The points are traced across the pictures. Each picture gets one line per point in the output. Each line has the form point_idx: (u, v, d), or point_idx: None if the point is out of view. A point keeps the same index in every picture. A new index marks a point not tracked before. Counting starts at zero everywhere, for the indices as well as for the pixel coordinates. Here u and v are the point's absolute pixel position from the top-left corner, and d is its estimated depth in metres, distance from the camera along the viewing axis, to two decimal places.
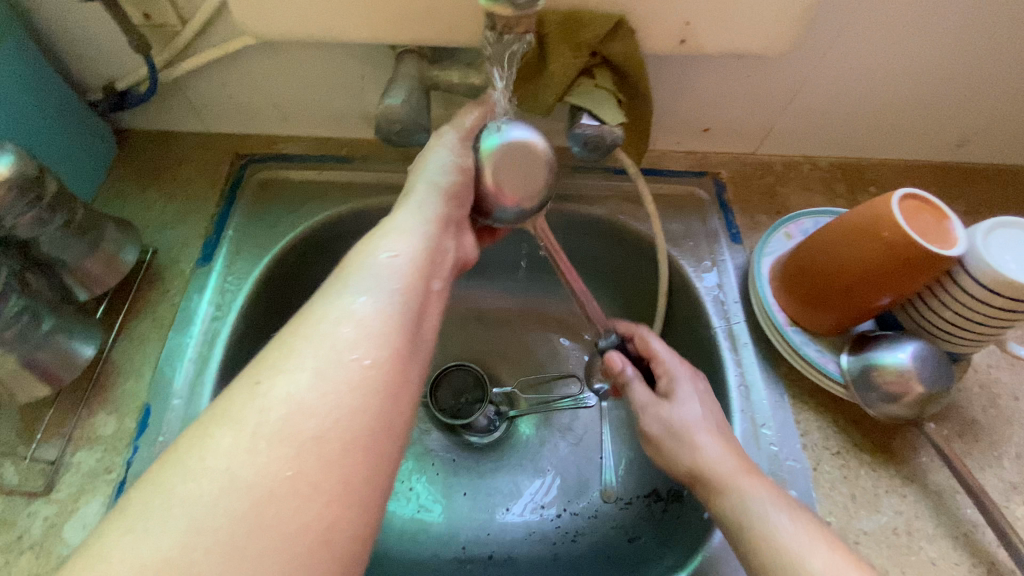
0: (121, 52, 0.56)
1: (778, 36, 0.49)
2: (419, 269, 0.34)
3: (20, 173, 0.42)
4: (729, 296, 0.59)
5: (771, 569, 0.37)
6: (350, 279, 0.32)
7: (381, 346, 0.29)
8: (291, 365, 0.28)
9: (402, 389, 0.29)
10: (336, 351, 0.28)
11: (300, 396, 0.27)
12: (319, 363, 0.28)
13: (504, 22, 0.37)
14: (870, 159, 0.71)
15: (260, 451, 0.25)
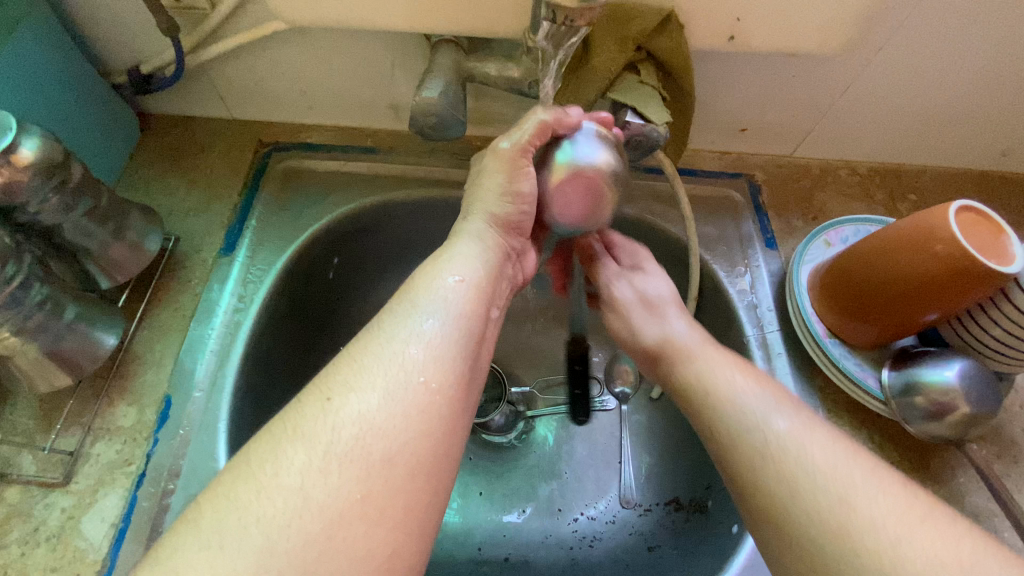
0: (148, 34, 0.55)
1: (832, 36, 0.46)
2: (479, 294, 0.38)
3: (45, 158, 0.41)
4: (763, 303, 0.57)
5: (732, 432, 0.37)
6: (412, 302, 0.36)
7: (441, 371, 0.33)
8: (362, 383, 0.31)
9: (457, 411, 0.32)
10: (403, 373, 0.31)
11: (375, 412, 0.30)
12: (388, 381, 0.31)
13: (566, 14, 0.35)
14: (911, 165, 0.68)
15: (335, 459, 0.27)
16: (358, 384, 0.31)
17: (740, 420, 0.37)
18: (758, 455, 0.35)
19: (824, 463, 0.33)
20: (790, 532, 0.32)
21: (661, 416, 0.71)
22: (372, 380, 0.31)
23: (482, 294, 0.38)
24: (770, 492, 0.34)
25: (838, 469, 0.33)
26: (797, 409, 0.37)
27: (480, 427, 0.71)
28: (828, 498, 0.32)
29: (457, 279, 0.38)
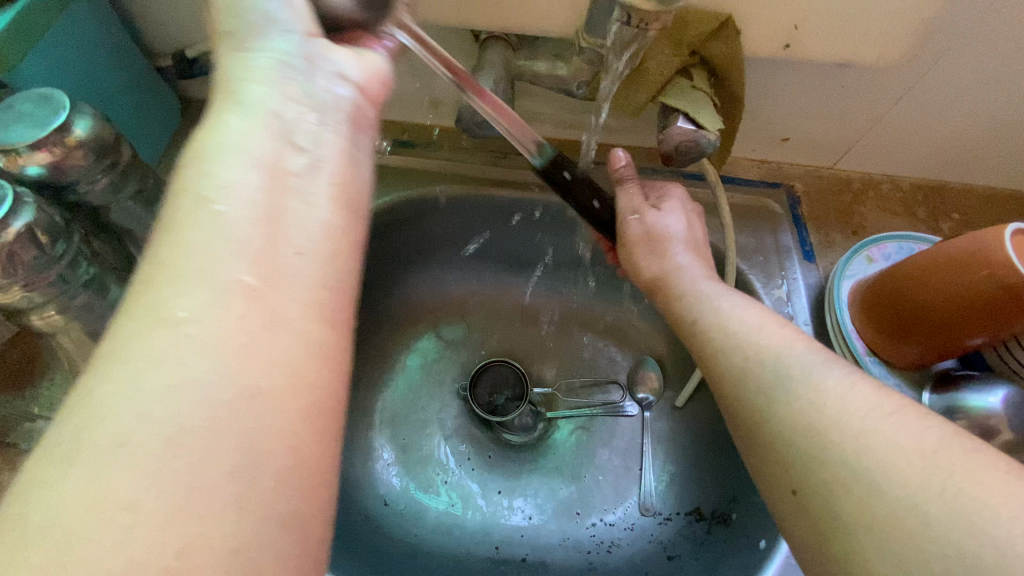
0: (196, 19, 0.55)
1: (891, 49, 0.45)
2: (276, 172, 0.27)
3: (96, 138, 0.41)
4: (800, 317, 0.56)
5: (736, 358, 0.36)
6: (203, 173, 0.26)
7: (264, 243, 0.25)
8: (107, 364, 0.21)
9: (301, 286, 0.25)
10: (199, 273, 0.23)
11: (187, 324, 0.22)
12: (178, 277, 0.23)
13: (642, 17, 0.34)
14: (956, 183, 0.67)
15: (152, 406, 0.20)
16: (161, 290, 0.23)
17: (726, 342, 0.37)
18: (766, 385, 0.34)
19: (803, 369, 0.33)
20: (768, 430, 0.32)
21: (684, 424, 0.70)
22: (172, 292, 0.23)
23: (284, 158, 0.28)
24: (769, 418, 0.33)
25: (857, 398, 0.30)
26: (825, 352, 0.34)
27: (501, 427, 0.71)
28: (803, 406, 0.31)
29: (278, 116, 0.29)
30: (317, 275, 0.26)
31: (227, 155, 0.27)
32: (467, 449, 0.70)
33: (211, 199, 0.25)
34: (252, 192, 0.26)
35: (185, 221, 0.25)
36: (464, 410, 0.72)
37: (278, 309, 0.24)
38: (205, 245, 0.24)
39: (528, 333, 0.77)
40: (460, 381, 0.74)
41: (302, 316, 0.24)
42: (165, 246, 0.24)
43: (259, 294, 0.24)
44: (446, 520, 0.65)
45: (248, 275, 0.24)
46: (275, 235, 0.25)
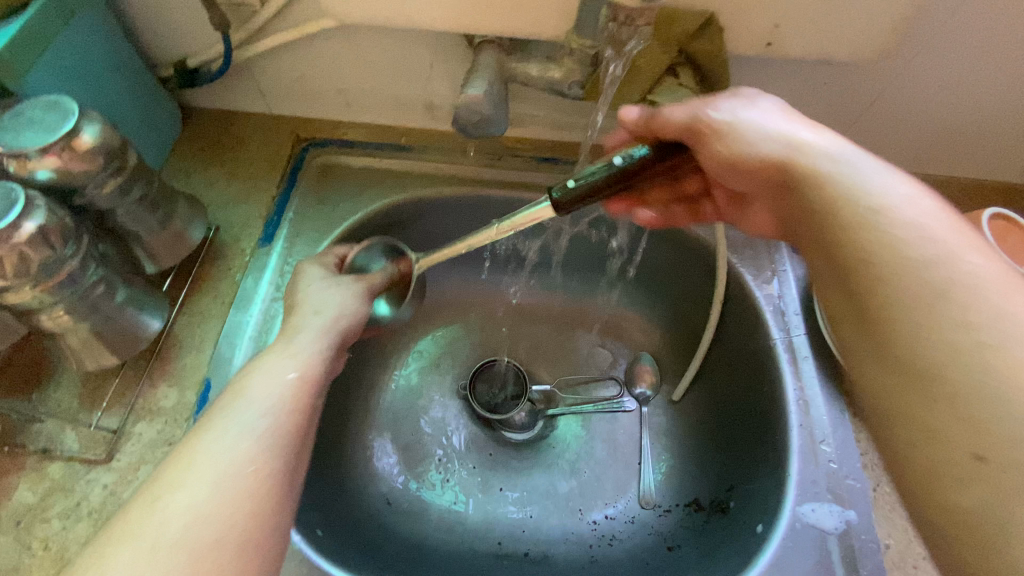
0: (196, 29, 0.57)
1: (869, 45, 0.47)
2: (278, 445, 0.37)
3: (104, 144, 0.42)
4: (789, 307, 0.58)
5: (905, 245, 0.33)
6: (172, 459, 0.36)
7: (204, 501, 0.33)
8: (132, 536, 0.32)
9: (242, 471, 0.35)
10: (136, 509, 0.33)
11: (128, 530, 0.32)
12: (126, 531, 0.32)
13: (626, 14, 0.38)
14: (938, 175, 0.69)
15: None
16: (106, 545, 0.32)
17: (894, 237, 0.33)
18: (949, 286, 0.31)
19: (966, 274, 0.31)
20: (955, 374, 0.29)
21: (681, 417, 0.71)
22: (100, 555, 0.31)
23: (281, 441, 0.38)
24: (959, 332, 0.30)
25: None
26: (977, 242, 0.33)
27: (501, 426, 0.72)
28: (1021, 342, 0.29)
29: (254, 399, 0.39)
30: (218, 509, 0.33)
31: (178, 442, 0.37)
32: (469, 447, 0.71)
33: (152, 495, 0.34)
34: (207, 453, 0.36)
35: (160, 481, 0.34)
36: (465, 408, 0.73)
37: (170, 540, 0.32)
38: (148, 488, 0.34)
39: (526, 331, 0.79)
40: (461, 382, 0.75)
41: (177, 556, 0.31)
42: (133, 499, 0.34)
43: (183, 546, 0.32)
44: (450, 518, 0.66)
45: (176, 526, 0.32)
46: (238, 457, 0.36)
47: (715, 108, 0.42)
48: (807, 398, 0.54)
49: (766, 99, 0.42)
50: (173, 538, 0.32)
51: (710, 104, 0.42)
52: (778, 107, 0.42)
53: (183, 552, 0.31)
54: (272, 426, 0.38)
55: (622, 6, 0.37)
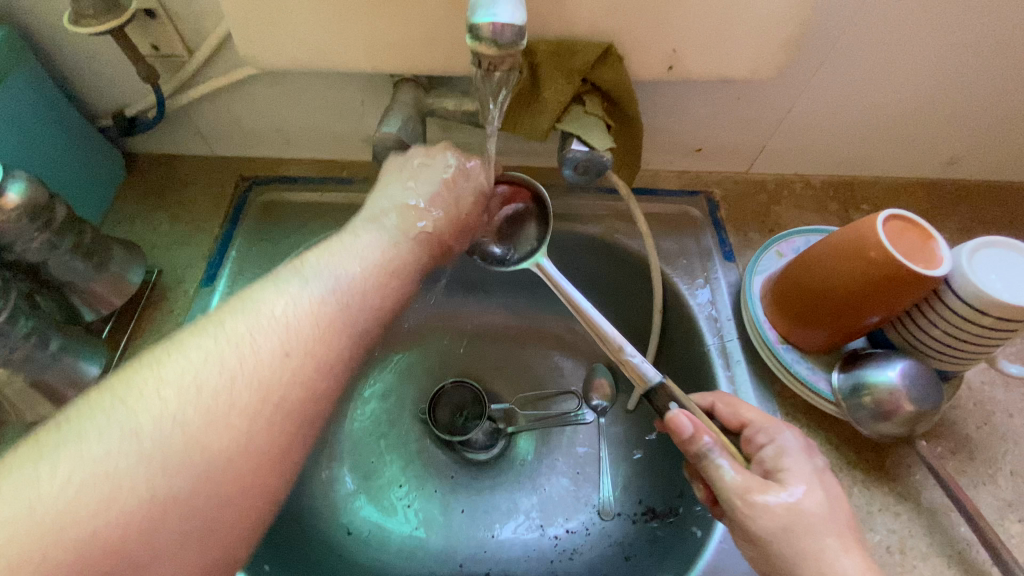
0: (130, 81, 0.59)
1: (765, 64, 0.50)
2: (344, 300, 0.40)
3: (31, 200, 0.44)
4: (722, 313, 0.60)
5: None
6: (286, 304, 0.37)
7: (314, 373, 0.36)
8: (203, 350, 0.34)
9: (344, 360, 0.38)
10: (257, 350, 0.35)
11: (228, 360, 0.34)
12: (245, 371, 0.34)
13: (490, 61, 0.36)
14: (863, 177, 0.71)
15: (199, 425, 0.31)
16: (224, 370, 0.34)
17: None
18: None
19: None
20: None
21: (637, 426, 0.72)
22: (221, 377, 0.33)
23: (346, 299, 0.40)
24: None
25: None
26: None
27: (461, 446, 0.72)
28: None
29: (362, 270, 0.42)
30: (321, 386, 0.36)
31: (291, 281, 0.39)
32: (428, 469, 0.71)
33: (279, 343, 0.36)
34: (324, 322, 0.38)
35: (283, 331, 0.36)
36: (425, 432, 0.74)
37: (282, 404, 0.34)
38: (268, 332, 0.36)
39: (483, 350, 0.80)
40: (420, 406, 0.75)
41: (284, 422, 0.34)
42: (255, 332, 0.36)
43: (288, 411, 0.35)
44: (411, 543, 0.66)
45: (288, 389, 0.35)
46: (345, 339, 0.38)
47: (761, 496, 0.39)
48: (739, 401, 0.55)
49: (800, 475, 0.41)
50: (287, 399, 0.35)
51: (767, 494, 0.39)
52: (814, 492, 0.40)
53: (276, 409, 0.34)
54: (375, 309, 0.41)
55: (484, 55, 0.36)
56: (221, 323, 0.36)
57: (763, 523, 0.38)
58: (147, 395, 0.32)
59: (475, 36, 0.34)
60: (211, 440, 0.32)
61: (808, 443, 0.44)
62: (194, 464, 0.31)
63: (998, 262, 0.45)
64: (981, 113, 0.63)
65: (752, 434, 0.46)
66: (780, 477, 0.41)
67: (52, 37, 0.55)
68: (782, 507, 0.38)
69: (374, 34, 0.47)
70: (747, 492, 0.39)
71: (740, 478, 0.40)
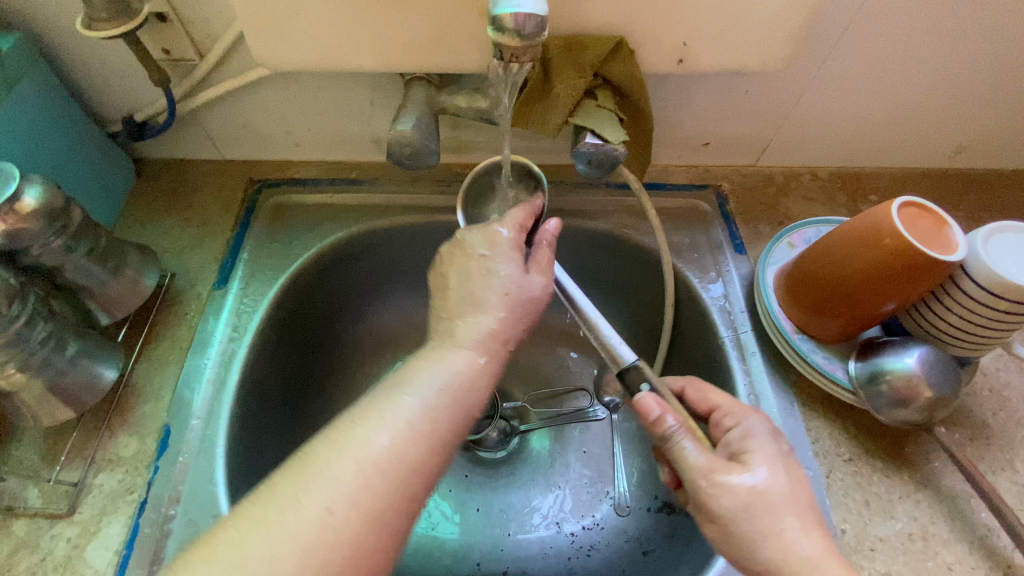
0: (141, 85, 0.59)
1: (773, 56, 0.50)
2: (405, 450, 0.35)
3: (47, 204, 0.44)
4: (735, 305, 0.60)
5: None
6: (334, 457, 0.34)
7: (365, 531, 0.32)
8: (259, 523, 0.31)
9: (397, 506, 0.33)
10: (301, 512, 0.31)
11: (284, 533, 0.31)
12: (287, 534, 0.31)
13: (512, 52, 0.37)
14: (870, 168, 0.72)
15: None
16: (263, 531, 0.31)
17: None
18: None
19: None
20: None
21: None
22: (263, 542, 0.30)
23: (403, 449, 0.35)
24: None
25: None
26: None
27: (474, 445, 0.72)
28: None
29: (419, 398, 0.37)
30: (371, 542, 0.32)
31: (346, 433, 0.35)
32: None
33: (320, 500, 0.32)
34: (372, 467, 0.34)
35: (328, 486, 0.33)
36: None
37: (328, 570, 0.30)
38: (315, 490, 0.32)
39: None
40: None
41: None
42: (299, 490, 0.32)
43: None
44: (427, 543, 0.66)
45: (333, 551, 0.31)
46: (398, 483, 0.34)
47: (725, 476, 0.38)
48: (756, 392, 0.55)
49: (763, 455, 0.40)
50: (334, 564, 0.31)
51: (727, 473, 0.38)
52: (777, 473, 0.39)
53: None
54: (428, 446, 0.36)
55: (507, 46, 0.36)
56: (272, 484, 0.33)
57: (725, 503, 0.38)
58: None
59: (497, 28, 0.35)
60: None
61: (773, 424, 0.43)
62: None
63: (1013, 246, 0.46)
64: (987, 102, 0.63)
65: (718, 416, 0.44)
66: (743, 459, 0.40)
67: (63, 42, 0.55)
68: (744, 488, 0.38)
69: (386, 32, 0.48)
70: (710, 474, 0.38)
71: (705, 458, 0.39)
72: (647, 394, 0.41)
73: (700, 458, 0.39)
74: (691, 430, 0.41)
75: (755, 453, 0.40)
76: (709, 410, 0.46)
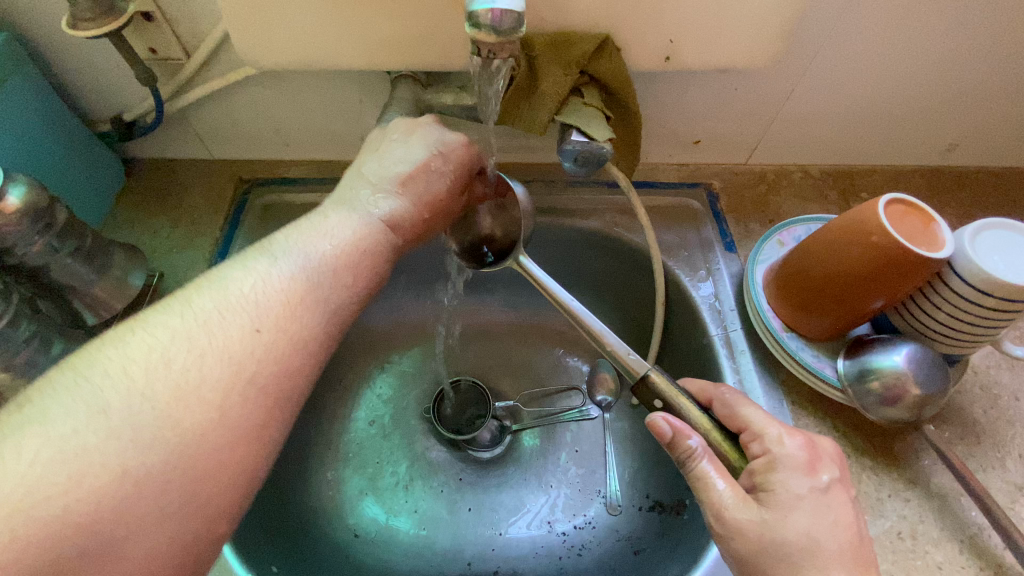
0: (128, 85, 0.59)
1: (761, 53, 0.50)
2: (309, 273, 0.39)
3: (31, 204, 0.44)
4: (724, 304, 0.60)
5: None
6: (251, 283, 0.37)
7: (293, 352, 0.36)
8: (174, 327, 0.34)
9: (324, 337, 0.38)
10: (222, 324, 0.35)
11: (202, 338, 0.34)
12: (215, 347, 0.34)
13: (489, 48, 0.36)
14: (861, 166, 0.72)
15: (165, 401, 0.31)
16: (190, 348, 0.33)
17: None
18: None
19: None
20: None
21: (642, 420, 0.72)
22: (189, 353, 0.33)
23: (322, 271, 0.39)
24: None
25: None
26: None
27: (467, 444, 0.72)
28: None
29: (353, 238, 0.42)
30: (297, 362, 0.36)
31: (267, 257, 0.39)
32: (433, 468, 0.71)
33: (249, 320, 0.35)
34: (285, 286, 0.37)
35: (253, 308, 0.36)
36: (430, 431, 0.73)
37: (257, 384, 0.34)
38: (236, 310, 0.36)
39: (486, 348, 0.80)
40: (425, 406, 0.75)
41: (260, 398, 0.34)
42: (223, 311, 0.35)
43: (267, 388, 0.35)
44: (418, 542, 0.65)
45: (259, 365, 0.35)
46: (311, 307, 0.38)
47: (741, 516, 0.37)
48: (745, 390, 0.55)
49: (791, 489, 0.38)
50: (260, 374, 0.35)
51: (744, 512, 0.37)
52: (802, 512, 0.37)
53: (251, 391, 0.34)
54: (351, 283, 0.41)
55: (483, 42, 0.36)
56: (189, 301, 0.36)
57: (740, 541, 0.37)
58: (123, 370, 0.32)
59: (473, 23, 0.35)
60: (182, 417, 0.31)
61: (812, 450, 0.41)
62: (161, 443, 0.31)
63: (1000, 243, 0.45)
64: (978, 99, 0.63)
65: (746, 440, 0.42)
66: (766, 496, 0.38)
67: (50, 42, 0.55)
68: (758, 528, 0.37)
69: (371, 31, 0.48)
70: (720, 512, 0.38)
71: (722, 493, 0.38)
72: (663, 421, 0.40)
73: (715, 493, 0.38)
74: (711, 457, 0.40)
75: (780, 489, 0.38)
76: (739, 429, 0.43)
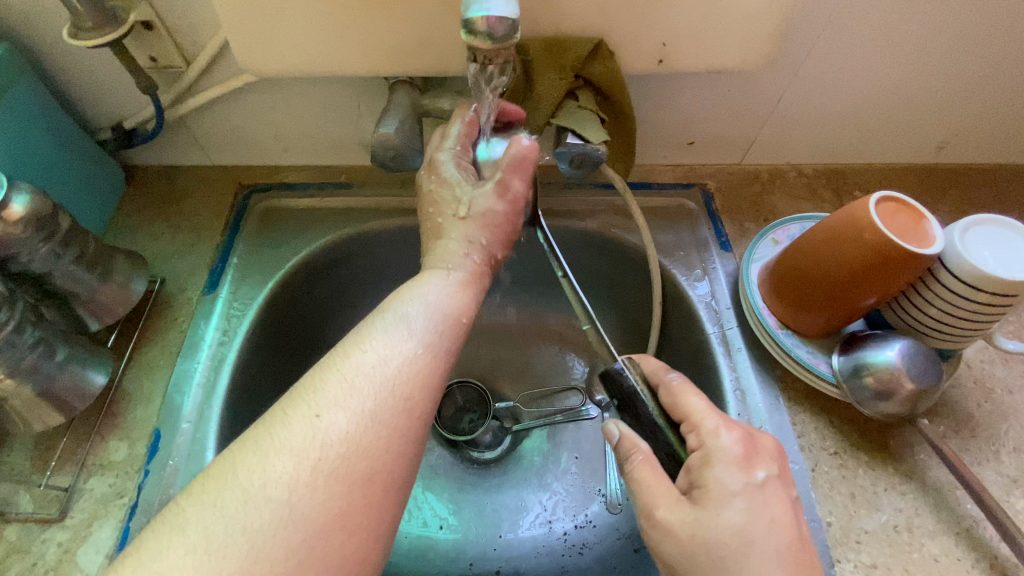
0: (129, 93, 0.59)
1: (751, 56, 0.51)
2: (400, 364, 0.37)
3: (34, 212, 0.45)
4: (720, 303, 0.61)
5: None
6: (322, 374, 0.36)
7: (360, 429, 0.34)
8: (269, 438, 0.33)
9: (394, 404, 0.35)
10: (298, 425, 0.34)
11: (280, 440, 0.33)
12: (282, 443, 0.33)
13: (485, 55, 0.38)
14: (855, 164, 0.72)
15: (241, 510, 0.30)
16: (262, 452, 0.33)
17: None
18: None
19: None
20: None
21: None
22: (259, 455, 0.32)
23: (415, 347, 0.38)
24: None
25: None
26: None
27: (467, 446, 0.72)
28: None
29: (418, 313, 0.40)
30: (369, 439, 0.34)
31: (379, 331, 0.39)
32: (434, 470, 0.71)
33: (311, 408, 0.34)
34: (374, 370, 0.36)
35: (318, 398, 0.35)
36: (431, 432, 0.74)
37: (330, 470, 0.32)
38: (319, 394, 0.35)
39: (486, 350, 0.81)
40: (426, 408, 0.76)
41: (332, 483, 0.32)
42: (290, 408, 0.35)
43: (340, 473, 0.32)
44: (421, 543, 0.66)
45: (328, 451, 0.33)
46: (387, 386, 0.36)
47: (664, 515, 0.37)
48: (742, 387, 0.56)
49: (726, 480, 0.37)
50: (330, 460, 0.32)
51: (661, 511, 0.37)
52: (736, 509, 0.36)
53: (331, 480, 0.32)
54: (421, 353, 0.38)
55: (479, 49, 0.37)
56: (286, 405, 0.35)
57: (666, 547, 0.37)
58: (206, 488, 0.32)
59: (469, 30, 0.36)
60: (256, 521, 0.30)
61: (745, 431, 0.40)
62: (240, 550, 0.29)
63: (988, 239, 0.46)
64: (967, 98, 0.64)
65: (685, 430, 0.41)
66: (703, 498, 0.37)
67: (51, 52, 0.55)
68: (683, 533, 0.36)
69: (369, 39, 0.48)
70: (650, 511, 0.38)
71: (651, 490, 0.38)
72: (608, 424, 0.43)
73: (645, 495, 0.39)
74: (643, 459, 0.40)
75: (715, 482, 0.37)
76: (680, 419, 0.42)
